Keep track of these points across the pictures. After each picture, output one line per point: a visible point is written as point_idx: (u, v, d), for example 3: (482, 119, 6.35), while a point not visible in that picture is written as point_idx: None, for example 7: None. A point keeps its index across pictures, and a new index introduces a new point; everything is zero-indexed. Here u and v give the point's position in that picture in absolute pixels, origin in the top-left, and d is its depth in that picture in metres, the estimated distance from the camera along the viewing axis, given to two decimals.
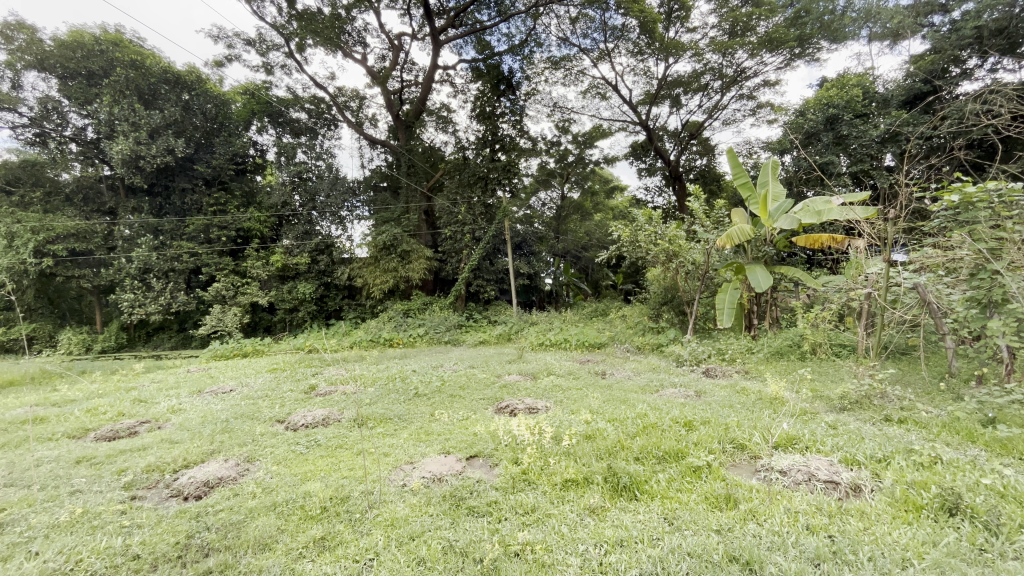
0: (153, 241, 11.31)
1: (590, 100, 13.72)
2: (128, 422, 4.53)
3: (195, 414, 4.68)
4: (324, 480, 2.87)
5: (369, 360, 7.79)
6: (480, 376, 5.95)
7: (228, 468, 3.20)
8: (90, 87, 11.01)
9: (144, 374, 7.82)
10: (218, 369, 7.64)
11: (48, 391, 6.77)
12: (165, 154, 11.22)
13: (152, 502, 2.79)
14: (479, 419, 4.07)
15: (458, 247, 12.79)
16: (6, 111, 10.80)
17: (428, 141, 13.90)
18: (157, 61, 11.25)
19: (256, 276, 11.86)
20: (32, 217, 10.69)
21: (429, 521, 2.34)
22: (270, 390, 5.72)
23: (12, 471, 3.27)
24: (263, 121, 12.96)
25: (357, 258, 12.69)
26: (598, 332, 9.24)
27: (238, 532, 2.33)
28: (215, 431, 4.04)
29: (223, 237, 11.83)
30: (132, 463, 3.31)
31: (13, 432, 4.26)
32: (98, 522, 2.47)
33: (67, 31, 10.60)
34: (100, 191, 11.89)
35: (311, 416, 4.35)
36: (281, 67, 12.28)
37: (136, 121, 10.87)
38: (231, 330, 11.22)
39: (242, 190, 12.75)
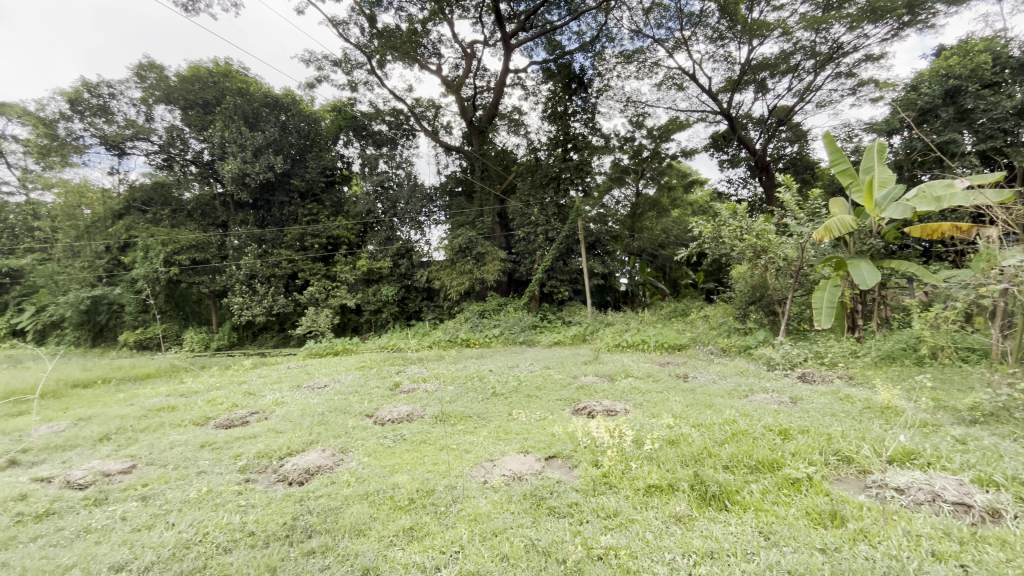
0: (258, 250, 12.58)
1: (666, 92, 13.16)
2: (240, 412, 5.06)
3: (296, 406, 5.14)
4: (411, 473, 3.02)
5: (448, 359, 8.08)
6: (557, 377, 5.94)
7: (325, 457, 3.46)
8: (206, 115, 12.47)
9: (251, 370, 8.69)
10: (314, 367, 8.26)
11: (177, 382, 7.79)
12: (267, 171, 12.39)
13: (262, 485, 3.10)
14: (556, 420, 4.06)
15: (532, 248, 12.88)
16: (141, 140, 12.65)
17: (501, 145, 14.10)
18: (259, 88, 12.47)
19: (345, 280, 12.72)
20: (163, 232, 12.35)
21: (510, 519, 2.37)
22: (359, 386, 6.13)
23: (153, 451, 3.79)
24: (348, 135, 13.97)
25: (434, 261, 13.18)
26: (678, 333, 8.85)
27: (336, 517, 2.51)
28: (313, 423, 4.40)
29: (315, 244, 12.83)
30: (245, 449, 3.70)
31: (151, 418, 4.93)
32: (219, 500, 2.79)
33: (187, 67, 12.15)
34: (215, 207, 13.38)
35: (397, 412, 4.59)
36: (364, 84, 13.12)
37: (242, 143, 12.07)
38: (324, 330, 12.14)
39: (331, 201, 13.75)
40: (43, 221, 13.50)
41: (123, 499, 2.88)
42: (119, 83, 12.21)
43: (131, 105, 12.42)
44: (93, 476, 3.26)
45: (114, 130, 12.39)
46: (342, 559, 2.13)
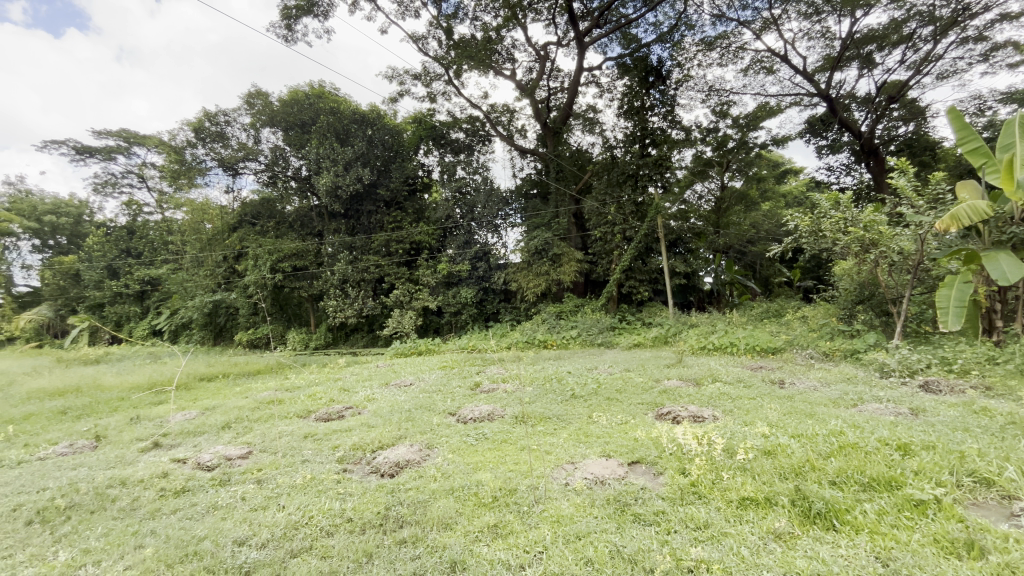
0: (349, 256, 13.56)
1: (754, 77, 12.29)
2: (337, 406, 5.48)
3: (385, 403, 5.47)
4: (493, 471, 3.09)
5: (526, 360, 8.17)
6: (638, 380, 5.77)
7: (413, 452, 3.64)
8: (303, 134, 13.67)
9: (344, 368, 9.39)
10: (400, 365, 8.75)
11: (283, 378, 8.63)
12: (356, 182, 13.30)
13: (358, 475, 3.34)
14: (637, 425, 3.94)
15: (610, 248, 12.61)
16: (251, 161, 14.17)
17: (576, 145, 13.99)
18: (349, 106, 13.44)
19: (427, 284, 13.30)
20: (269, 242, 13.73)
21: (594, 523, 2.34)
22: (442, 385, 6.38)
23: (264, 440, 4.23)
24: (428, 144, 14.59)
25: (511, 263, 13.37)
26: (771, 336, 8.22)
27: (425, 509, 2.63)
28: (401, 419, 4.66)
29: (400, 250, 13.57)
30: (343, 441, 4.00)
31: (263, 409, 5.51)
32: (321, 486, 3.04)
33: (288, 92, 13.39)
34: (312, 218, 14.57)
35: (478, 411, 4.71)
36: (442, 94, 13.67)
37: (335, 158, 13.07)
38: (408, 331, 12.81)
39: (413, 208, 14.44)
40: (175, 236, 15.58)
41: (242, 481, 3.24)
42: (233, 111, 13.81)
43: (243, 129, 13.97)
44: (218, 460, 3.70)
45: (229, 153, 14.00)
46: (431, 550, 2.23)
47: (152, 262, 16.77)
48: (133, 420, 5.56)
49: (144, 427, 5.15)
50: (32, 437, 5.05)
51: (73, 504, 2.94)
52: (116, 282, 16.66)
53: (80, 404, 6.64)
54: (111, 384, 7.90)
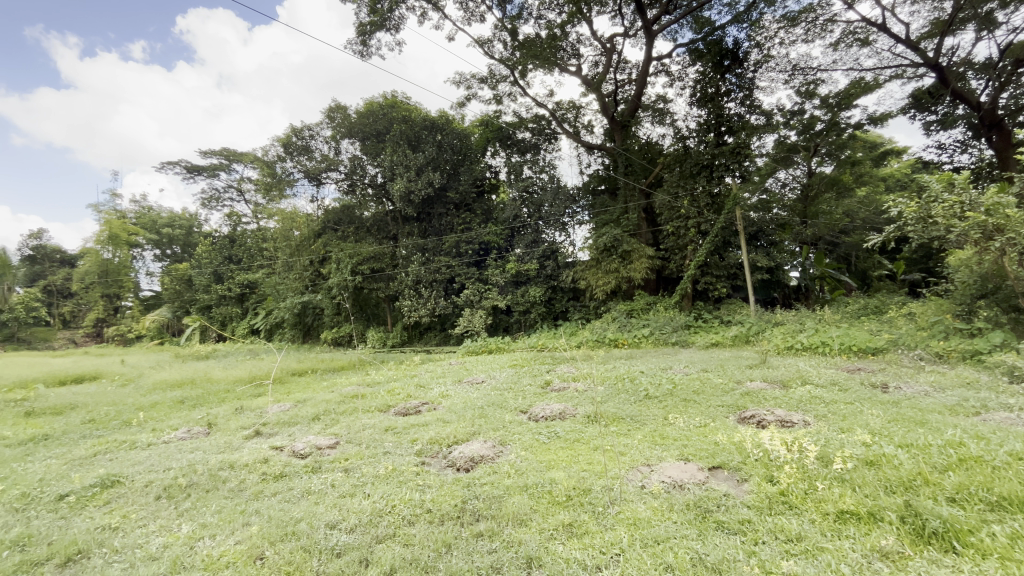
0: (422, 258, 14.12)
1: (845, 51, 11.22)
2: (414, 402, 5.73)
3: (459, 399, 5.64)
4: (567, 470, 3.08)
5: (596, 359, 8.04)
6: (717, 381, 5.47)
7: (487, 447, 3.72)
8: (378, 143, 14.41)
9: (419, 365, 9.78)
10: (472, 364, 8.98)
11: (363, 374, 9.17)
12: (427, 186, 13.81)
13: (435, 468, 3.47)
14: (718, 428, 3.74)
15: (683, 242, 12.08)
16: (332, 171, 15.17)
17: (646, 137, 13.54)
18: (420, 113, 13.97)
19: (496, 283, 13.52)
20: (350, 247, 14.63)
21: (673, 528, 2.26)
22: (513, 383, 6.46)
23: (350, 431, 4.52)
24: (495, 146, 14.76)
25: (580, 261, 13.22)
26: (871, 335, 7.45)
27: (500, 504, 2.69)
28: (475, 415, 4.78)
29: (470, 250, 13.92)
30: (421, 435, 4.18)
31: (348, 403, 5.90)
32: (402, 477, 3.20)
33: (364, 104, 14.17)
34: (387, 222, 15.28)
35: (549, 409, 4.72)
36: (508, 95, 13.84)
37: (408, 164, 13.65)
38: (479, 330, 13.11)
39: (481, 209, 14.74)
40: (269, 243, 17.05)
41: (331, 469, 3.49)
42: (316, 126, 14.90)
43: (325, 142, 15.00)
44: (310, 448, 4.01)
45: (314, 165, 15.10)
46: (508, 545, 2.26)
47: (250, 267, 18.47)
48: (237, 410, 6.19)
49: (247, 417, 5.71)
50: (158, 423, 5.76)
51: (192, 483, 3.33)
52: (221, 286, 18.57)
53: (195, 395, 7.49)
54: (219, 377, 8.84)
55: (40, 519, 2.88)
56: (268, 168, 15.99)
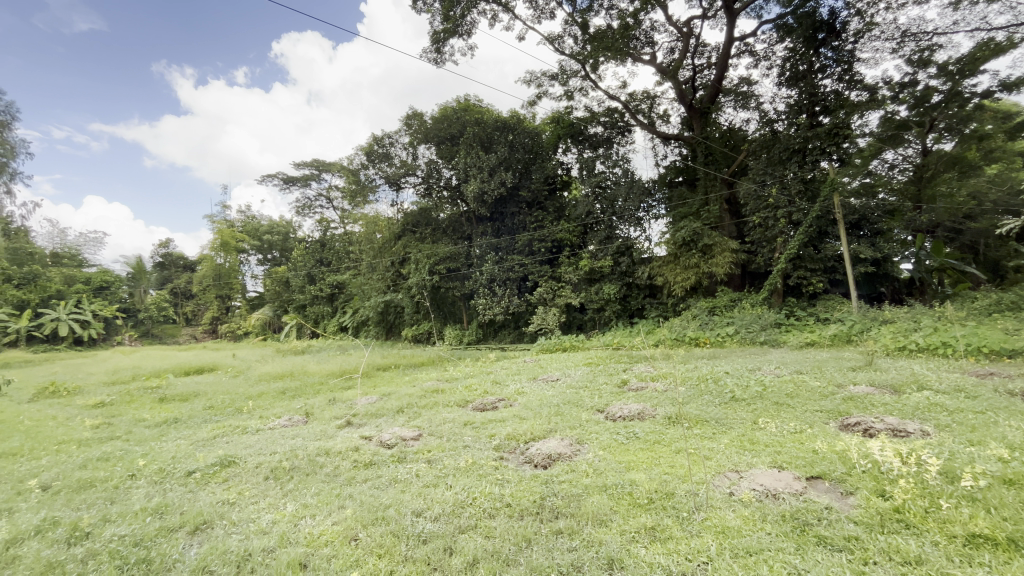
0: (496, 257, 14.40)
1: (968, 10, 9.81)
2: (491, 398, 5.86)
3: (535, 397, 5.68)
4: (647, 473, 2.99)
5: (676, 358, 7.72)
6: (814, 385, 5.02)
7: (564, 446, 3.71)
8: (453, 147, 14.85)
9: (495, 362, 9.99)
10: (547, 361, 9.02)
11: (442, 370, 9.54)
12: (500, 186, 14.01)
13: (513, 463, 3.52)
14: (816, 435, 3.44)
15: (772, 234, 11.23)
16: (411, 175, 15.91)
17: (728, 123, 12.73)
18: (492, 114, 14.14)
19: (569, 281, 13.47)
20: (428, 248, 15.28)
21: (767, 540, 2.11)
22: (589, 381, 6.38)
23: (431, 425, 4.72)
24: (567, 142, 14.59)
25: (656, 256, 12.74)
26: (1005, 334, 6.47)
27: (578, 503, 2.67)
28: (550, 413, 4.78)
29: (542, 248, 13.95)
30: (498, 430, 4.26)
31: (429, 397, 6.16)
32: (481, 471, 3.28)
33: (439, 110, 14.62)
34: (462, 222, 15.75)
35: (628, 409, 4.60)
36: (579, 90, 13.67)
37: (481, 165, 13.93)
38: (552, 328, 13.14)
39: (554, 207, 14.67)
40: (354, 246, 18.24)
41: (415, 460, 3.67)
42: (395, 133, 15.67)
43: (404, 148, 15.73)
44: (396, 439, 4.24)
45: (393, 171, 15.92)
46: (588, 545, 2.24)
47: (338, 269, 19.90)
48: (331, 401, 6.70)
49: (339, 407, 6.16)
50: (264, 411, 6.39)
51: (294, 466, 3.66)
52: (314, 287, 20.18)
53: (295, 386, 8.22)
54: (314, 370, 9.63)
55: (173, 491, 3.32)
56: (353, 176, 17.18)
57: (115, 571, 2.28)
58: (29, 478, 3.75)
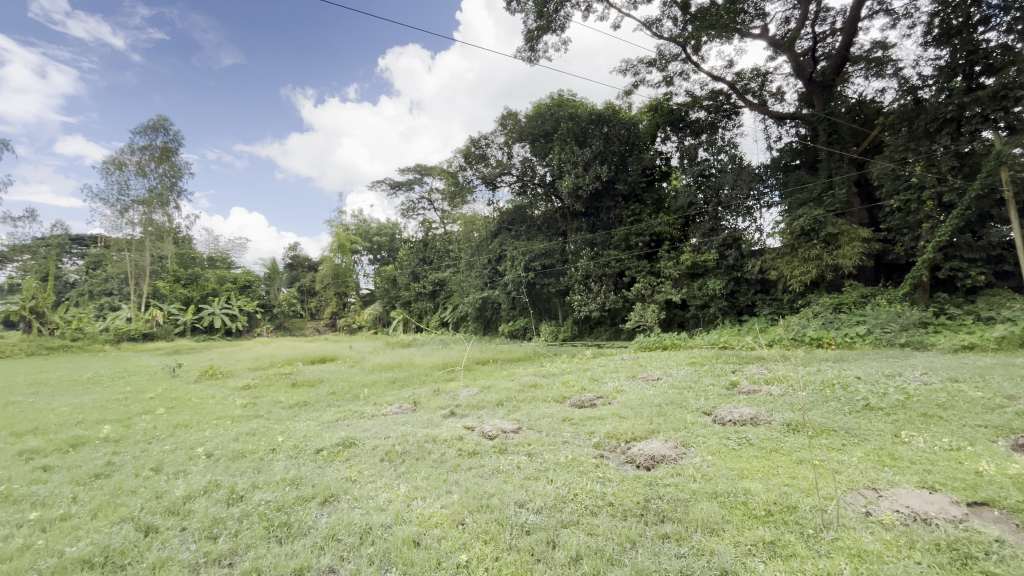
0: (591, 252, 14.19)
1: None
2: (589, 395, 5.79)
3: (635, 395, 5.52)
4: (764, 483, 2.77)
5: (794, 360, 7.00)
6: (974, 395, 4.25)
7: (668, 448, 3.56)
8: (547, 144, 14.84)
9: (591, 359, 9.86)
10: (646, 359, 8.71)
11: (538, 365, 9.68)
12: (595, 180, 13.76)
13: (614, 462, 3.46)
14: (980, 455, 2.92)
15: (915, 219, 9.71)
16: (506, 174, 16.25)
17: (857, 96, 11.18)
18: (585, 108, 13.83)
19: (669, 276, 12.86)
20: (524, 245, 15.54)
21: (916, 569, 1.85)
22: (693, 382, 6.04)
23: (530, 419, 4.80)
24: (665, 131, 13.87)
25: (769, 248, 11.63)
26: None
27: (687, 509, 2.55)
28: (652, 413, 4.61)
29: (640, 243, 13.45)
30: (598, 428, 4.21)
31: (527, 392, 6.28)
32: (582, 467, 3.27)
33: (532, 107, 14.68)
34: (557, 219, 15.94)
35: (738, 413, 4.28)
36: (679, 75, 12.95)
37: (575, 160, 13.79)
38: (651, 325, 12.68)
39: (652, 199, 14.04)
40: (454, 245, 19.14)
41: (516, 452, 3.75)
42: (491, 134, 16.08)
43: (499, 148, 16.08)
44: (497, 431, 4.38)
45: (490, 171, 16.39)
46: (698, 552, 2.14)
47: (440, 267, 21.00)
48: (436, 391, 7.11)
49: (443, 398, 6.52)
50: (377, 398, 6.97)
51: (406, 450, 3.96)
52: (418, 284, 21.51)
53: (404, 376, 8.88)
54: (420, 362, 10.31)
55: (307, 465, 3.76)
56: (452, 178, 17.73)
57: (264, 531, 2.65)
58: (198, 446, 4.49)
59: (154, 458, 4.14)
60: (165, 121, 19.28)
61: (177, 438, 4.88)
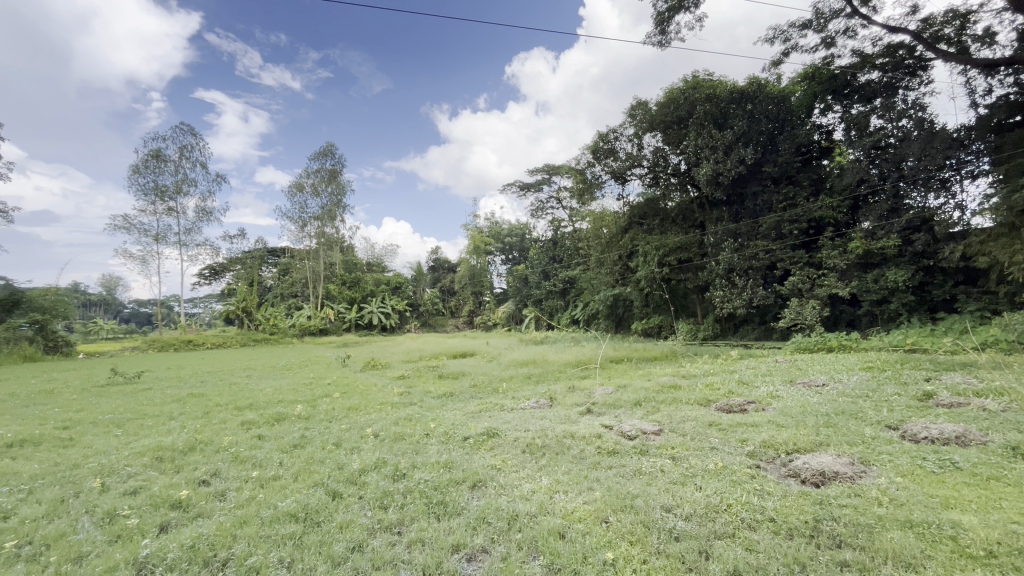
0: (735, 244, 12.97)
1: None
2: (738, 399, 5.31)
3: (794, 402, 4.91)
4: (981, 517, 2.26)
5: (1015, 368, 5.57)
6: None
7: (842, 464, 3.09)
8: (681, 130, 13.90)
9: (739, 360, 9.01)
10: (806, 362, 7.67)
11: (677, 366, 9.18)
12: (739, 165, 12.52)
13: (774, 475, 3.12)
14: None
15: None
16: (637, 167, 15.64)
17: None
18: (725, 86, 12.66)
19: (834, 267, 11.25)
20: (657, 239, 14.81)
21: None
22: (871, 390, 5.16)
23: (671, 421, 4.57)
24: (826, 100, 11.98)
25: (975, 230, 9.34)
26: None
27: (872, 536, 2.20)
28: (818, 423, 4.07)
29: (794, 231, 12.00)
30: (752, 436, 3.84)
31: (666, 393, 5.98)
32: (735, 477, 3.02)
33: (664, 94, 13.87)
34: (693, 210, 14.93)
35: (937, 429, 3.56)
36: (842, 34, 11.11)
37: (714, 144, 12.72)
38: (812, 323, 11.21)
39: (810, 179, 12.27)
40: (585, 243, 19.11)
41: (658, 454, 3.62)
42: (620, 127, 15.61)
43: (629, 140, 15.52)
44: (637, 431, 4.26)
45: (619, 165, 15.93)
46: None
47: (570, 265, 21.12)
48: (571, 388, 7.16)
49: (578, 395, 6.55)
50: (515, 392, 7.28)
51: (545, 444, 4.07)
52: (549, 282, 21.91)
53: (539, 372, 9.15)
54: (553, 359, 10.50)
55: (457, 451, 4.09)
56: (581, 175, 17.60)
57: (425, 507, 2.95)
58: (367, 427, 5.17)
59: (335, 435, 4.88)
60: (331, 147, 22.52)
61: (351, 419, 5.68)
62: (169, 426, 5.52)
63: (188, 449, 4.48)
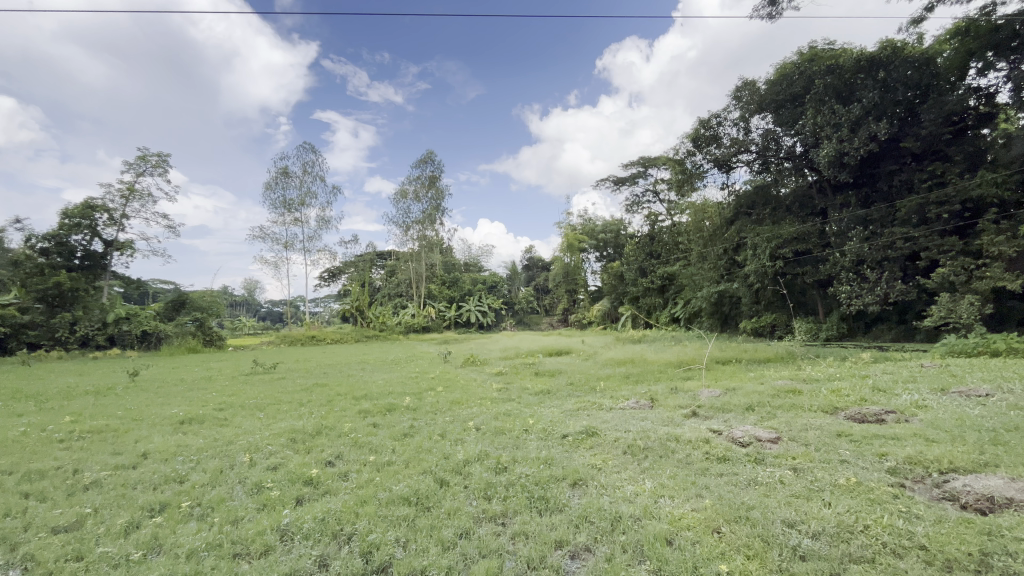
0: (865, 232, 11.50)
1: None
2: (874, 408, 4.67)
3: (947, 414, 4.20)
4: None
5: None
6: None
7: (1018, 490, 2.59)
8: (796, 108, 12.60)
9: (871, 364, 7.95)
10: (962, 368, 6.52)
11: (795, 369, 8.34)
12: (869, 142, 10.97)
13: (924, 497, 2.70)
14: None
15: None
16: (743, 153, 14.47)
17: None
18: (850, 54, 11.22)
19: (999, 256, 9.36)
20: (768, 230, 13.58)
21: None
22: None
23: (791, 429, 4.16)
24: (985, 59, 9.77)
25: None
26: None
27: None
28: (983, 440, 3.44)
29: (943, 214, 10.26)
30: (892, 450, 3.36)
31: (783, 398, 5.46)
32: (874, 495, 2.67)
33: (775, 71, 12.68)
34: (812, 196, 13.48)
35: None
36: None
37: (837, 121, 11.36)
38: (969, 323, 9.52)
39: (964, 153, 10.36)
40: (685, 237, 18.11)
41: (776, 464, 3.32)
42: (723, 110, 14.56)
43: (733, 125, 14.42)
44: (750, 438, 3.95)
45: (723, 152, 14.85)
46: None
47: (669, 260, 20.11)
48: (673, 390, 6.84)
49: (682, 397, 6.23)
50: (613, 392, 7.14)
51: (648, 446, 3.93)
52: (646, 279, 21.07)
53: (637, 372, 8.85)
54: (652, 359, 10.10)
55: (556, 448, 4.11)
56: (680, 165, 16.71)
57: (527, 501, 3.01)
58: (469, 420, 5.40)
59: (440, 426, 5.16)
60: (431, 155, 23.84)
61: (454, 412, 5.97)
62: (300, 411, 6.24)
63: (316, 432, 5.03)
